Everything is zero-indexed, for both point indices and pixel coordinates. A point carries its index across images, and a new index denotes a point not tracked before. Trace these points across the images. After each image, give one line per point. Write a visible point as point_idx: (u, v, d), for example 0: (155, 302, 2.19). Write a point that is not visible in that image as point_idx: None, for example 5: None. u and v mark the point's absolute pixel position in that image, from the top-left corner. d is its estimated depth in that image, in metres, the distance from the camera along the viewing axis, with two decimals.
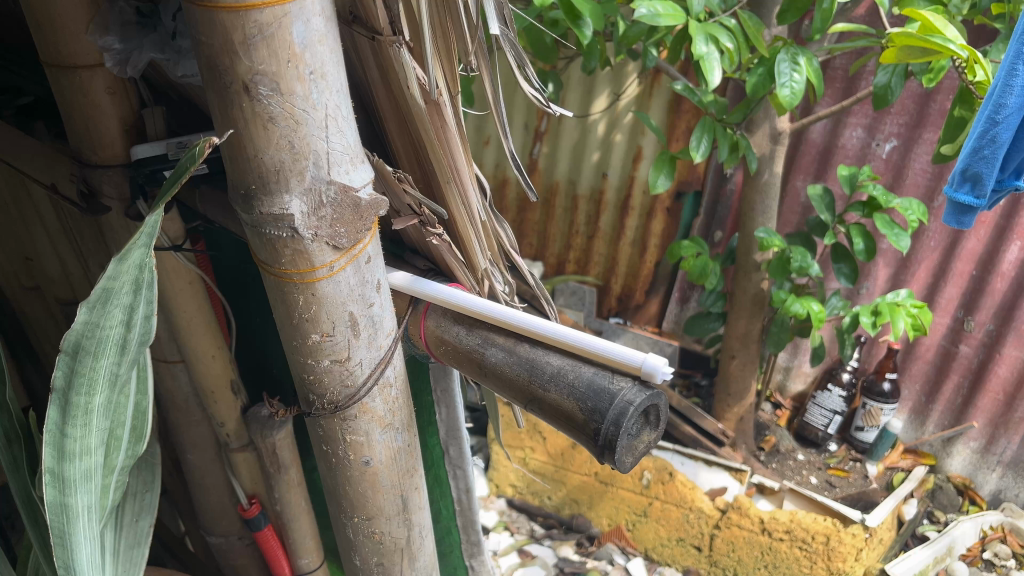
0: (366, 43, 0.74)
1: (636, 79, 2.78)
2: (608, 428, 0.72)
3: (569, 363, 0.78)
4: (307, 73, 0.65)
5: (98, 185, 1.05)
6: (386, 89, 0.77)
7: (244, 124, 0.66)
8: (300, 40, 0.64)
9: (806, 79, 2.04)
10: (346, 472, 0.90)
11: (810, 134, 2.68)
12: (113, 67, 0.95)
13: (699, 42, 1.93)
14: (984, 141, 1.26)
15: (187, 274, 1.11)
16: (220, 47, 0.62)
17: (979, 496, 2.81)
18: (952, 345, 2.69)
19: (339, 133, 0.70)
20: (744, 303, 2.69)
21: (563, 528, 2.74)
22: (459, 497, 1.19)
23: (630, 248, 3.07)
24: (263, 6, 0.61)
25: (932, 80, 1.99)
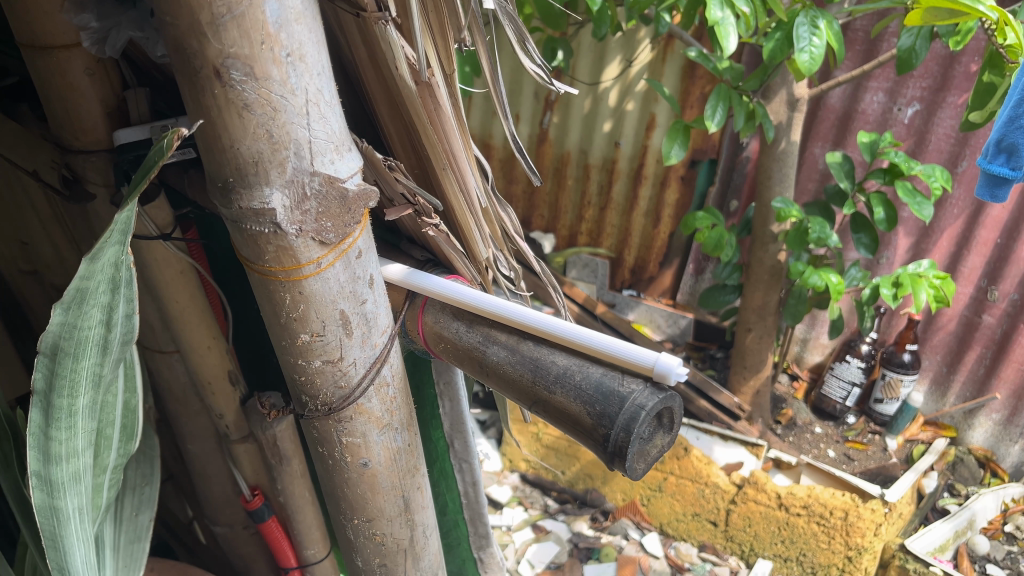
0: (350, 20, 0.67)
1: (649, 45, 2.69)
2: (619, 435, 0.67)
3: (576, 363, 0.72)
4: (283, 56, 0.59)
5: (81, 171, 1.00)
6: (374, 68, 0.71)
7: (217, 112, 0.60)
8: (274, 19, 0.58)
9: (826, 43, 1.96)
10: (343, 474, 0.85)
11: (828, 100, 2.60)
12: (90, 47, 0.89)
13: (714, 7, 1.85)
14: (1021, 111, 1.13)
15: (177, 263, 1.05)
16: (187, 29, 0.56)
17: (1001, 468, 2.75)
18: (975, 315, 2.62)
19: (323, 119, 0.64)
20: (761, 276, 2.63)
21: (577, 502, 2.71)
22: (465, 490, 1.14)
23: (643, 218, 3.00)
24: None
25: (959, 42, 1.90)
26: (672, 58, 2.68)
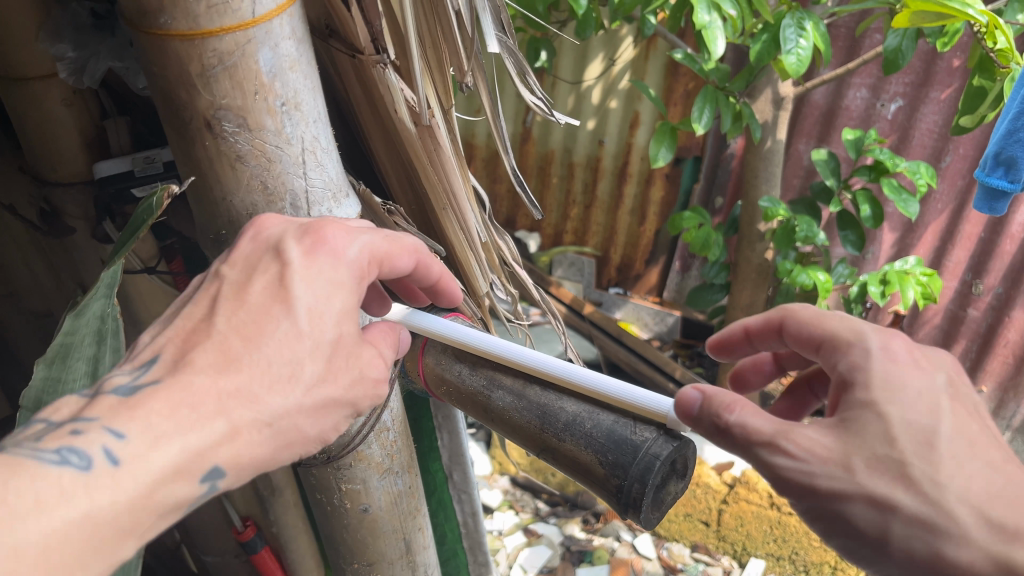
0: (346, 60, 0.64)
1: (631, 44, 2.67)
2: (633, 486, 0.65)
3: (585, 410, 0.70)
4: (278, 105, 0.56)
5: (59, 204, 0.94)
6: (370, 107, 0.68)
7: (209, 163, 0.58)
8: (268, 68, 0.55)
9: (813, 45, 1.93)
10: (342, 520, 0.82)
11: (812, 97, 2.55)
12: (68, 78, 0.84)
13: (701, 11, 1.82)
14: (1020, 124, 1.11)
15: (164, 296, 1.02)
16: (177, 79, 0.54)
17: None
18: (960, 309, 2.62)
19: (320, 167, 0.62)
20: (748, 275, 2.63)
21: (568, 505, 2.43)
22: (464, 520, 1.13)
23: (628, 217, 2.98)
24: (223, 33, 0.52)
25: (946, 44, 1.88)
26: (655, 57, 2.65)
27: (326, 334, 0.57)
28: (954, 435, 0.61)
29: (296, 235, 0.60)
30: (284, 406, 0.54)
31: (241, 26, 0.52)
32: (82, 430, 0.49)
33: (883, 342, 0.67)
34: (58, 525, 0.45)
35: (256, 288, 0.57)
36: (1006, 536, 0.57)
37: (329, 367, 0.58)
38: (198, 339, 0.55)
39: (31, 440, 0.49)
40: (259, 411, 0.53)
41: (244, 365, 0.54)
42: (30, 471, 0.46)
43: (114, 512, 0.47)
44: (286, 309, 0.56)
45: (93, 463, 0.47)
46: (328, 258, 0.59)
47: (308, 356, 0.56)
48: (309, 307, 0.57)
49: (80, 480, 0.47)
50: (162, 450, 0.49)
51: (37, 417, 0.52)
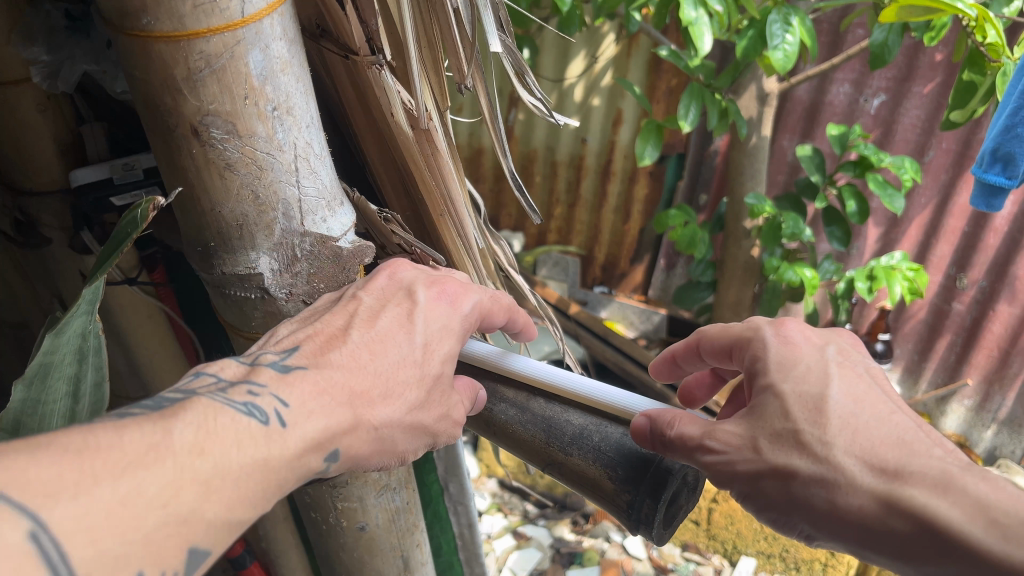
0: (338, 61, 0.61)
1: (613, 41, 2.64)
2: (645, 502, 0.62)
3: (593, 423, 0.68)
4: (269, 109, 0.53)
5: (35, 213, 0.90)
6: (364, 110, 0.65)
7: (196, 172, 0.54)
8: (258, 71, 0.52)
9: (799, 40, 1.92)
10: (338, 539, 0.79)
11: (795, 92, 2.53)
12: (41, 82, 0.80)
13: (688, 7, 1.80)
14: (1018, 120, 1.09)
15: (146, 308, 0.97)
16: (161, 84, 0.50)
17: (975, 453, 2.75)
18: (945, 303, 2.61)
19: (312, 175, 0.58)
20: (735, 272, 2.62)
21: (557, 506, 2.40)
22: (461, 532, 1.09)
23: (613, 215, 2.96)
24: (211, 34, 0.49)
25: (933, 38, 1.86)
26: (637, 54, 2.63)
27: (436, 367, 0.62)
28: (842, 397, 0.63)
29: (422, 277, 0.66)
30: (392, 419, 0.58)
31: (230, 26, 0.49)
32: (258, 390, 0.53)
33: (776, 328, 0.69)
34: (241, 468, 0.49)
35: (385, 313, 0.62)
36: (887, 477, 0.58)
37: (429, 397, 0.62)
38: (335, 344, 0.59)
39: (212, 388, 0.53)
40: (376, 415, 0.57)
41: (370, 373, 0.58)
42: (224, 413, 0.50)
43: (277, 465, 0.51)
44: (407, 334, 0.61)
45: (270, 421, 0.52)
46: (445, 303, 0.65)
47: (424, 386, 0.61)
48: (423, 342, 0.62)
49: (260, 431, 0.51)
50: (315, 423, 0.54)
51: (203, 370, 0.56)
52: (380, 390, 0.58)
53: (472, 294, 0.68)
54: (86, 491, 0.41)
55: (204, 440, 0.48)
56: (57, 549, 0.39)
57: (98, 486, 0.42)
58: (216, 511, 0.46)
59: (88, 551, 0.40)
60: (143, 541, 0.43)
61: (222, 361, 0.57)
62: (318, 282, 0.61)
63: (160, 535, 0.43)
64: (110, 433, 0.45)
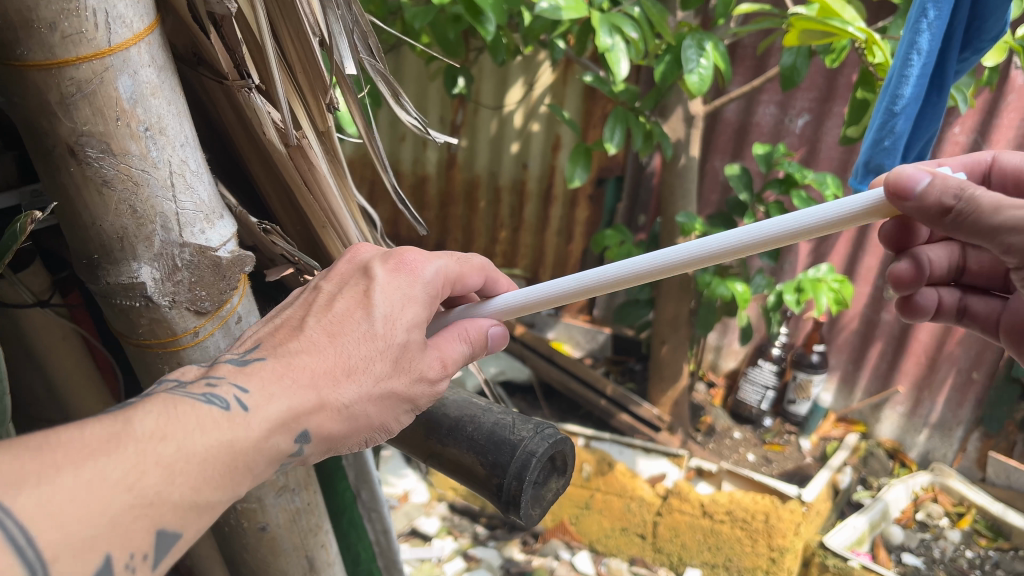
0: (215, 86, 0.67)
1: (549, 68, 2.73)
2: (511, 483, 0.68)
3: (467, 415, 0.73)
4: (141, 130, 0.58)
5: None
6: (244, 131, 0.70)
7: (76, 189, 0.59)
8: (128, 94, 0.57)
9: (713, 63, 2.00)
10: (242, 540, 0.83)
11: (724, 113, 2.65)
12: None
13: (603, 33, 1.85)
14: (883, 133, 1.17)
15: (59, 329, 0.99)
16: (37, 109, 0.56)
17: (909, 458, 2.66)
18: (874, 313, 2.56)
19: (189, 189, 0.63)
20: (671, 289, 2.55)
21: (507, 526, 2.29)
22: (376, 538, 1.13)
23: (555, 238, 3.02)
24: (79, 62, 0.54)
25: (834, 60, 1.97)
26: (573, 81, 2.71)
27: (400, 338, 0.65)
28: None
29: (378, 256, 0.70)
30: (359, 396, 0.62)
31: (98, 54, 0.54)
32: (217, 381, 0.58)
33: None
34: (205, 449, 0.53)
35: (343, 297, 0.67)
36: None
37: (399, 367, 0.65)
38: (293, 336, 0.63)
39: (172, 387, 0.58)
40: (342, 396, 0.61)
41: (332, 354, 0.62)
42: (185, 403, 0.55)
43: (242, 447, 0.55)
44: (366, 313, 0.65)
45: (232, 406, 0.56)
46: (406, 275, 0.69)
47: (371, 371, 0.63)
48: (387, 316, 0.65)
49: (222, 415, 0.55)
50: (278, 405, 0.58)
51: (164, 375, 0.61)
52: (342, 369, 0.62)
53: (437, 259, 0.72)
54: (49, 480, 0.45)
55: (164, 426, 0.52)
56: (19, 530, 0.43)
57: (61, 473, 0.46)
58: (181, 494, 0.51)
59: (57, 534, 0.44)
60: (107, 526, 0.47)
61: (183, 366, 0.62)
62: (206, 296, 0.66)
63: (126, 518, 0.48)
64: (72, 429, 0.50)
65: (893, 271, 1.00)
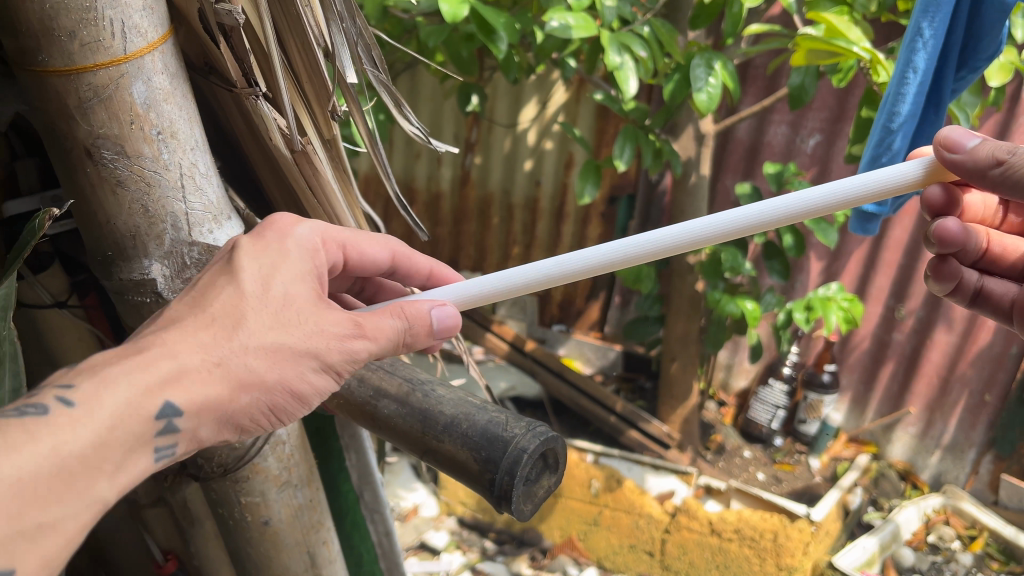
0: (225, 94, 0.70)
1: (563, 87, 2.77)
2: (503, 478, 0.70)
3: (462, 412, 0.76)
4: (154, 134, 0.62)
5: None
6: (253, 137, 0.74)
7: (91, 189, 0.63)
8: (142, 100, 0.60)
9: (722, 83, 2.02)
10: (245, 534, 0.86)
11: (736, 132, 2.68)
12: None
13: (613, 52, 1.88)
14: (880, 150, 1.19)
15: (75, 329, 1.03)
16: (56, 112, 0.59)
17: (921, 480, 2.66)
18: (886, 333, 2.57)
19: (199, 192, 0.67)
20: (681, 307, 2.56)
21: (515, 542, 2.28)
22: (379, 540, 1.15)
23: (567, 254, 3.05)
24: (96, 68, 0.58)
25: (842, 79, 1.99)
26: (586, 100, 2.75)
27: (275, 293, 0.63)
28: None
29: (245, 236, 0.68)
30: (236, 352, 0.60)
31: (114, 62, 0.58)
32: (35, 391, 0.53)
33: None
34: (33, 466, 0.48)
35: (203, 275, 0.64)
36: None
37: (284, 321, 0.63)
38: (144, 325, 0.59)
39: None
40: (213, 354, 0.59)
41: (201, 325, 0.59)
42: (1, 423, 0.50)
43: (87, 445, 0.51)
44: (231, 278, 0.62)
45: (55, 408, 0.51)
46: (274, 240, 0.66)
47: (233, 329, 0.60)
48: (260, 275, 0.63)
49: (50, 420, 0.50)
50: (119, 395, 0.54)
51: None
52: (216, 334, 0.59)
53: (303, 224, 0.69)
54: None
55: None
56: None
57: None
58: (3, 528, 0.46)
59: None
60: None
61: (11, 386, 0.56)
62: None
63: None
64: None
65: (942, 224, 0.99)
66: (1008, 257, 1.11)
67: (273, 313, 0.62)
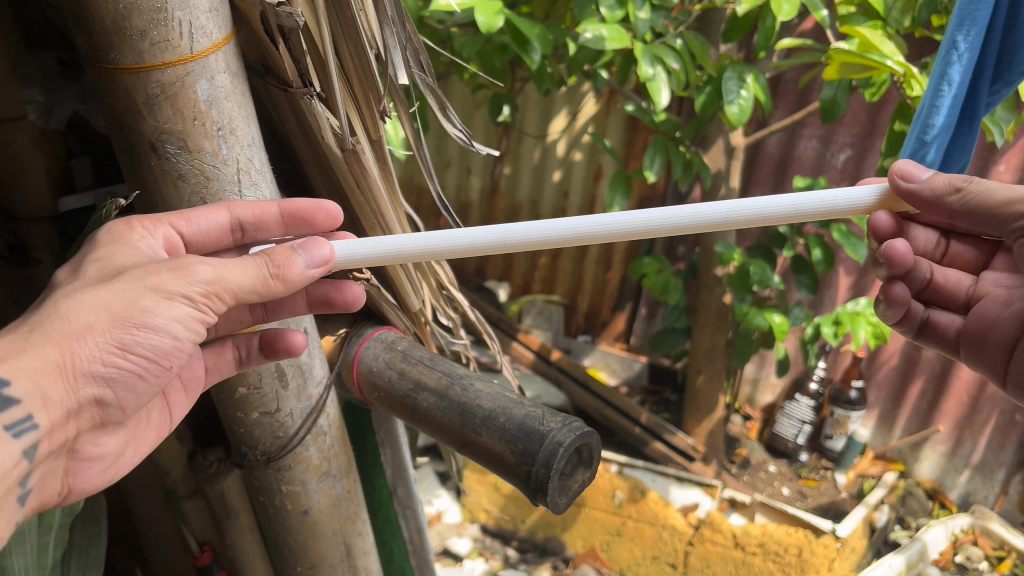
0: (280, 93, 0.73)
1: (593, 99, 2.77)
2: (540, 471, 0.72)
3: (499, 406, 0.78)
4: (215, 130, 0.65)
5: (26, 237, 1.02)
6: (304, 136, 0.77)
7: (155, 181, 0.66)
8: (205, 97, 0.63)
9: (754, 95, 2.03)
10: (284, 522, 0.88)
11: (767, 146, 2.67)
12: (36, 120, 0.93)
13: (645, 64, 1.89)
14: (914, 162, 1.19)
15: None
16: (125, 107, 0.62)
17: (949, 500, 2.64)
18: (915, 350, 2.51)
19: (254, 187, 0.70)
20: (708, 319, 2.54)
21: (538, 552, 2.25)
22: (410, 536, 1.17)
23: (594, 265, 3.05)
24: (164, 66, 0.61)
25: (874, 93, 1.99)
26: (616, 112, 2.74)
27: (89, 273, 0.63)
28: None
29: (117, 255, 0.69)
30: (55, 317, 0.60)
31: (180, 60, 0.61)
32: None
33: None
34: None
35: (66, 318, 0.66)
36: None
37: (107, 281, 0.63)
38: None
39: None
40: (25, 325, 0.59)
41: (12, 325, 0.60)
42: None
43: None
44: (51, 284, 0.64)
45: None
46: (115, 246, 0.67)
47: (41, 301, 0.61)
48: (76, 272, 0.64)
49: None
50: None
51: None
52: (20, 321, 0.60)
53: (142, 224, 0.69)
54: None
55: None
56: None
57: None
58: None
59: None
60: None
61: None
62: None
63: None
64: None
65: (890, 245, 0.93)
66: (954, 287, 1.01)
67: (91, 279, 0.63)
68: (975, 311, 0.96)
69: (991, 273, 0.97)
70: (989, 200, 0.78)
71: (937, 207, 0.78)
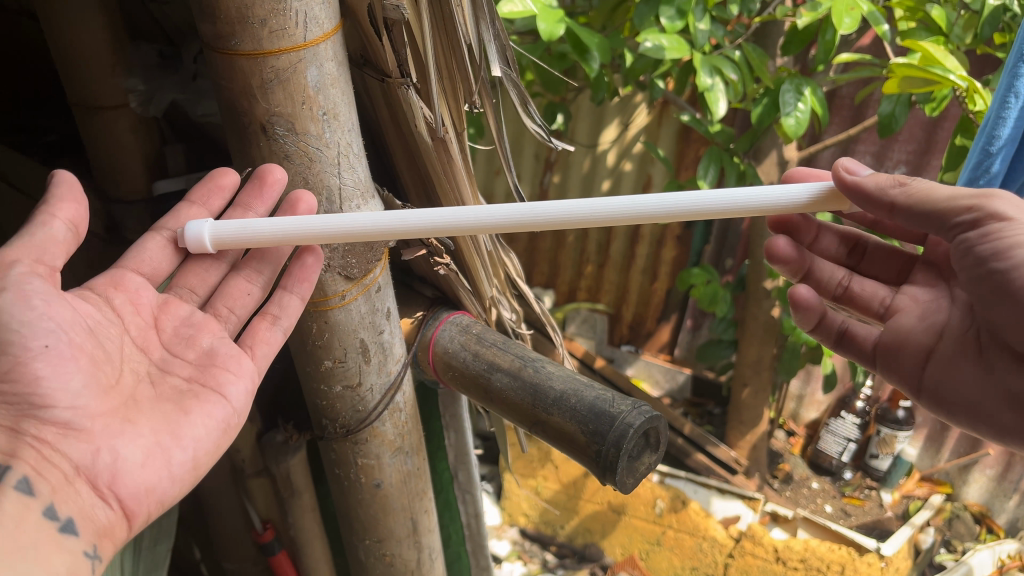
0: (376, 84, 0.78)
1: (645, 110, 2.77)
2: (610, 450, 0.75)
3: (571, 388, 0.81)
4: (320, 114, 0.70)
5: (122, 219, 1.09)
6: (396, 124, 0.82)
7: (263, 161, 0.71)
8: (314, 82, 0.68)
9: (810, 108, 2.03)
10: (358, 495, 0.92)
11: (820, 161, 2.67)
12: (137, 107, 1.00)
13: (703, 74, 1.91)
14: (978, 173, 1.19)
15: None
16: (240, 91, 0.67)
17: (997, 524, 2.60)
18: None
19: (351, 169, 0.75)
20: (756, 330, 2.50)
21: (576, 557, 2.30)
22: (468, 521, 1.21)
23: (640, 276, 3.04)
24: (279, 53, 0.65)
25: (934, 109, 1.99)
26: (668, 123, 2.75)
27: None
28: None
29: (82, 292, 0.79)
30: None
31: (294, 48, 0.66)
32: None
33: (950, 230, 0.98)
34: None
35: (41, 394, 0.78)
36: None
37: None
38: None
39: None
40: None
41: None
42: None
43: None
44: None
45: None
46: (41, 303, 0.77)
47: None
48: None
49: None
50: None
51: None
52: None
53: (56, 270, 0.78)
54: None
55: None
56: None
57: None
58: None
59: None
60: None
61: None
62: (356, 263, 0.78)
63: None
64: None
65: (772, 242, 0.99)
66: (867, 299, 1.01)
67: None
68: (891, 322, 0.97)
69: (910, 287, 0.98)
70: (931, 197, 0.77)
71: (879, 200, 0.79)
